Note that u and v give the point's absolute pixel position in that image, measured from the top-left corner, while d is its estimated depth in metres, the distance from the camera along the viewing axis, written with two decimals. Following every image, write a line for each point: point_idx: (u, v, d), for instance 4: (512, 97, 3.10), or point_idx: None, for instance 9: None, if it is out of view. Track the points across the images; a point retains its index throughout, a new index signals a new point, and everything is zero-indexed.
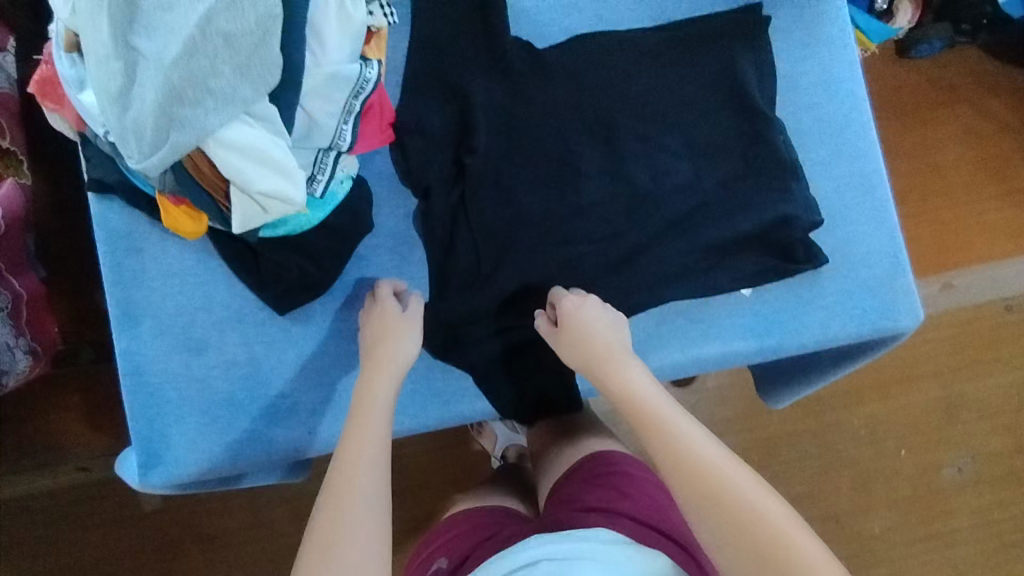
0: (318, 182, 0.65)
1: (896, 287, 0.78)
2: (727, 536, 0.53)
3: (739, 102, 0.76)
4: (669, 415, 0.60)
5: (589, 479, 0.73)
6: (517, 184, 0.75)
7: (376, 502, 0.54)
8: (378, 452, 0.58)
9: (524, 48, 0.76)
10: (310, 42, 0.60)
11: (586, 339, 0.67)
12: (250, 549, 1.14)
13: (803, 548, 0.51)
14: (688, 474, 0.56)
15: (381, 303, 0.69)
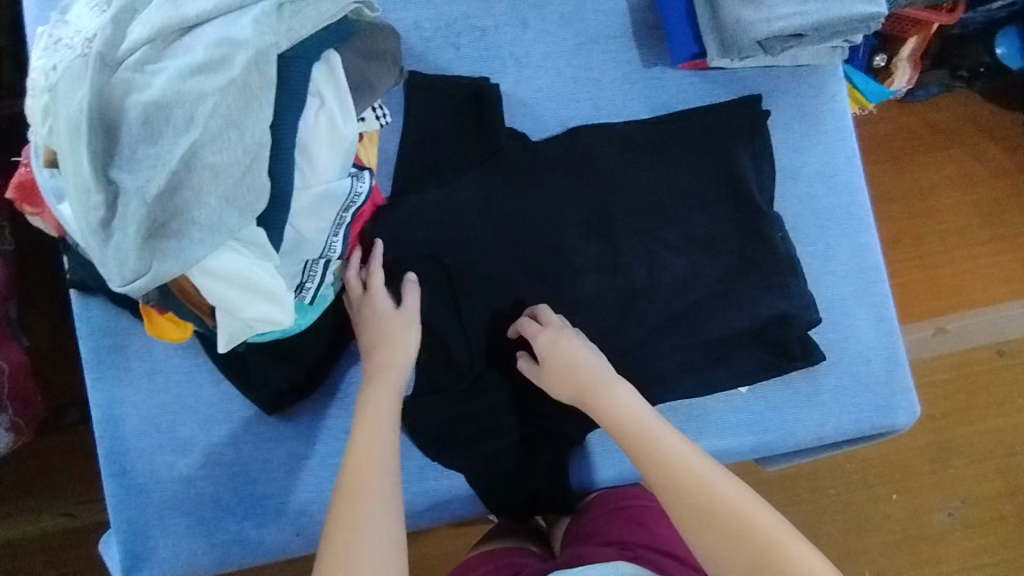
0: (307, 289, 0.65)
1: (895, 385, 0.77)
2: (726, 549, 0.52)
3: (737, 197, 0.75)
4: (658, 435, 0.59)
5: (603, 516, 0.72)
6: (511, 279, 0.74)
7: (387, 504, 0.55)
8: (389, 464, 0.58)
9: (519, 141, 0.74)
10: (300, 161, 0.58)
11: (570, 369, 0.66)
12: None
13: (800, 554, 0.50)
14: (684, 490, 0.56)
15: (374, 302, 0.67)
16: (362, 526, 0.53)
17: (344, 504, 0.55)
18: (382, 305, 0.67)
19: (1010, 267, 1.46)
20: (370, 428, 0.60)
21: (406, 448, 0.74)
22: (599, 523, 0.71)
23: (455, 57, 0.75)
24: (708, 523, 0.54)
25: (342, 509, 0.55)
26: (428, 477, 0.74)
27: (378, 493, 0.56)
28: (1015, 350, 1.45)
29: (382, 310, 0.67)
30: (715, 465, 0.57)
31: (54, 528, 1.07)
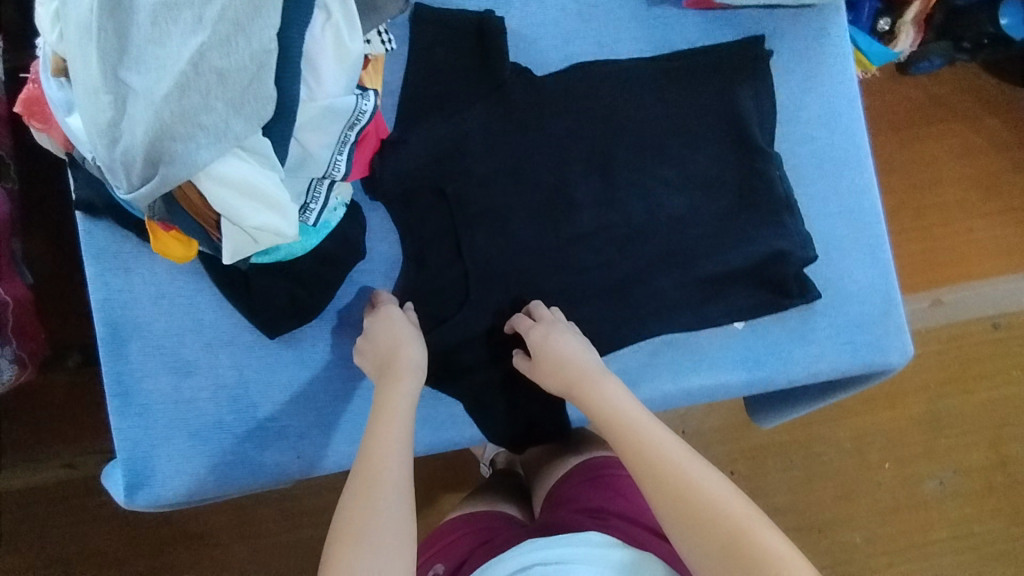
0: (311, 210, 0.65)
1: (889, 324, 0.78)
2: (697, 538, 0.53)
3: (737, 137, 0.76)
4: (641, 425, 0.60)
5: (585, 483, 0.75)
6: (513, 214, 0.75)
7: (400, 502, 0.56)
8: (400, 451, 0.59)
9: (523, 75, 0.75)
10: (306, 74, 0.59)
11: (559, 363, 0.66)
12: (238, 549, 1.12)
13: (766, 544, 0.51)
14: (661, 480, 0.56)
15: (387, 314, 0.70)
16: (372, 510, 0.55)
17: (354, 489, 0.57)
18: (404, 321, 0.69)
19: (1009, 241, 1.47)
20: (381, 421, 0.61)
21: None
22: (581, 490, 0.75)
23: None
24: (682, 514, 0.54)
25: (351, 493, 0.56)
26: (426, 407, 0.75)
27: (387, 488, 0.57)
28: (1011, 323, 1.46)
29: (404, 326, 0.69)
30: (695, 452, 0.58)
31: (57, 479, 1.09)
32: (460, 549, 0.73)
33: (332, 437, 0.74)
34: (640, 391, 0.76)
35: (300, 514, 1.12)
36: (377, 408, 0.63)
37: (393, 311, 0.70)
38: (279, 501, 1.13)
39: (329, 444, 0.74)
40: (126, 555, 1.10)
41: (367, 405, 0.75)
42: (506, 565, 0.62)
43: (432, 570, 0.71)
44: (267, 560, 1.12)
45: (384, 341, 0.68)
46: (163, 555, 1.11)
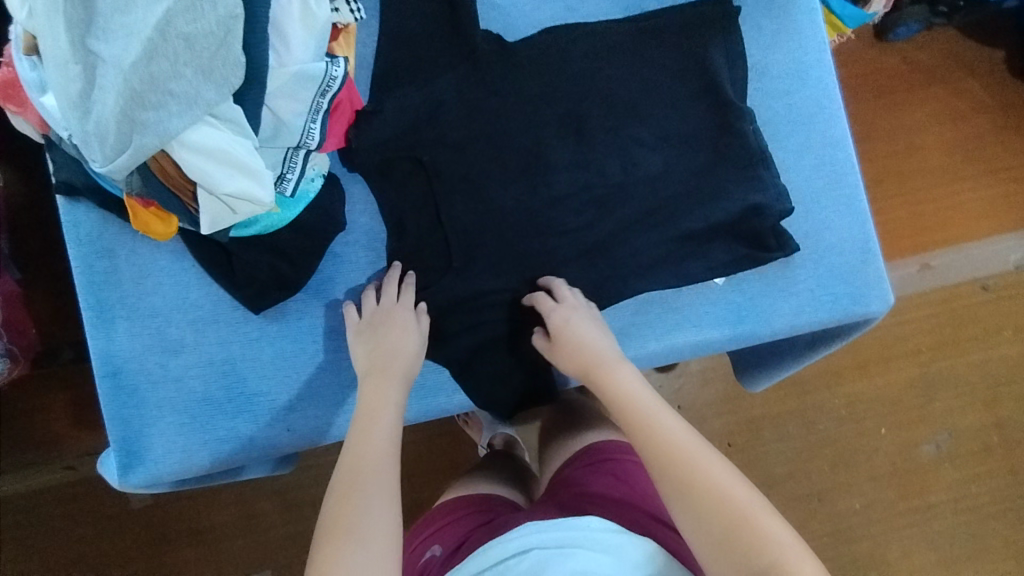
0: (288, 181, 0.66)
1: (869, 273, 0.79)
2: (699, 522, 0.53)
3: (710, 92, 0.77)
4: (649, 414, 0.61)
5: (589, 469, 0.75)
6: (490, 179, 0.75)
7: (382, 494, 0.56)
8: (387, 448, 0.60)
9: (494, 41, 0.75)
10: (274, 41, 0.59)
11: (579, 346, 0.68)
12: (240, 542, 1.12)
13: (768, 530, 0.51)
14: (668, 462, 0.56)
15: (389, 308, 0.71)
16: (359, 501, 0.55)
17: (344, 482, 0.57)
18: (412, 322, 0.70)
19: (994, 203, 1.48)
20: (372, 421, 0.62)
21: None
22: (585, 475, 0.74)
23: None
24: (686, 496, 0.54)
25: (341, 487, 0.56)
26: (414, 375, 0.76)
27: (372, 481, 0.56)
28: (999, 284, 1.47)
29: (410, 326, 0.70)
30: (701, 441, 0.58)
31: (58, 481, 1.09)
32: (457, 530, 0.73)
33: (320, 408, 0.74)
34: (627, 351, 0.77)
35: (300, 503, 1.13)
36: (365, 408, 0.64)
37: (395, 309, 0.71)
38: (278, 492, 1.13)
39: (318, 416, 0.74)
40: (129, 553, 1.11)
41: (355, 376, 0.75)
42: (503, 546, 0.59)
43: (428, 551, 0.71)
44: (270, 551, 1.12)
45: (387, 338, 0.69)
46: (166, 552, 1.11)
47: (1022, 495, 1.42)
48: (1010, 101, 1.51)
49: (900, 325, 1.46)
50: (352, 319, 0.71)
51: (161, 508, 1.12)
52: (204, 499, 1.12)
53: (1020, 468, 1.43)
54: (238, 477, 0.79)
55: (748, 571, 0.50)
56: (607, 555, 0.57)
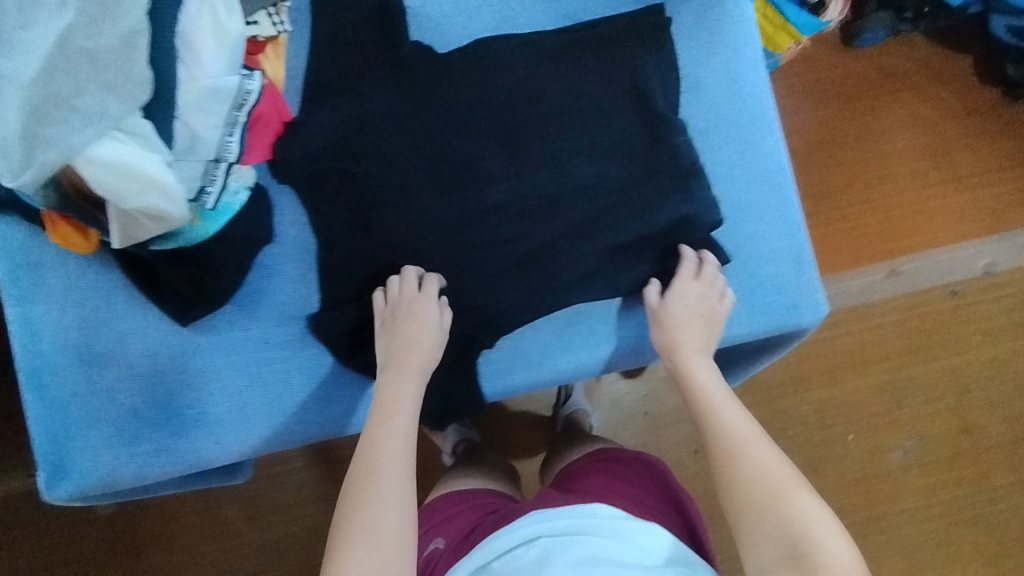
0: (209, 194, 0.65)
1: (802, 283, 0.80)
2: (738, 494, 0.62)
3: (641, 102, 0.77)
4: (716, 402, 0.69)
5: (596, 465, 0.86)
6: (422, 190, 0.75)
7: (398, 490, 0.62)
8: (403, 447, 0.65)
9: (424, 52, 0.76)
10: (183, 55, 0.59)
11: (677, 326, 0.75)
12: (206, 550, 1.14)
13: (802, 511, 0.58)
14: (725, 442, 0.65)
15: (413, 301, 0.71)
16: (374, 501, 0.60)
17: (358, 482, 0.62)
18: (432, 317, 0.71)
19: (963, 208, 1.47)
20: (386, 418, 0.66)
21: (323, 358, 0.75)
22: (589, 471, 0.85)
23: None
24: (736, 470, 0.63)
25: (356, 489, 0.62)
26: (343, 387, 0.76)
27: (393, 475, 0.62)
28: (968, 290, 1.45)
29: (428, 322, 0.71)
30: (757, 433, 0.66)
31: (25, 488, 1.12)
32: (460, 524, 0.78)
33: (248, 421, 0.75)
34: (558, 362, 0.79)
35: (265, 510, 1.15)
36: (383, 399, 0.68)
37: (418, 302, 0.71)
38: (241, 500, 1.15)
39: (246, 428, 0.75)
40: (100, 560, 1.13)
41: (285, 389, 0.75)
42: (510, 537, 0.68)
43: (432, 542, 0.76)
44: (235, 559, 1.14)
45: (408, 334, 0.71)
46: (136, 560, 1.13)
47: (994, 503, 1.40)
48: (980, 106, 1.50)
49: (871, 331, 1.43)
50: (378, 308, 0.72)
51: (130, 516, 1.14)
52: (171, 506, 1.15)
53: (991, 474, 1.41)
54: (176, 487, 0.80)
55: (772, 540, 0.58)
56: (615, 539, 0.65)
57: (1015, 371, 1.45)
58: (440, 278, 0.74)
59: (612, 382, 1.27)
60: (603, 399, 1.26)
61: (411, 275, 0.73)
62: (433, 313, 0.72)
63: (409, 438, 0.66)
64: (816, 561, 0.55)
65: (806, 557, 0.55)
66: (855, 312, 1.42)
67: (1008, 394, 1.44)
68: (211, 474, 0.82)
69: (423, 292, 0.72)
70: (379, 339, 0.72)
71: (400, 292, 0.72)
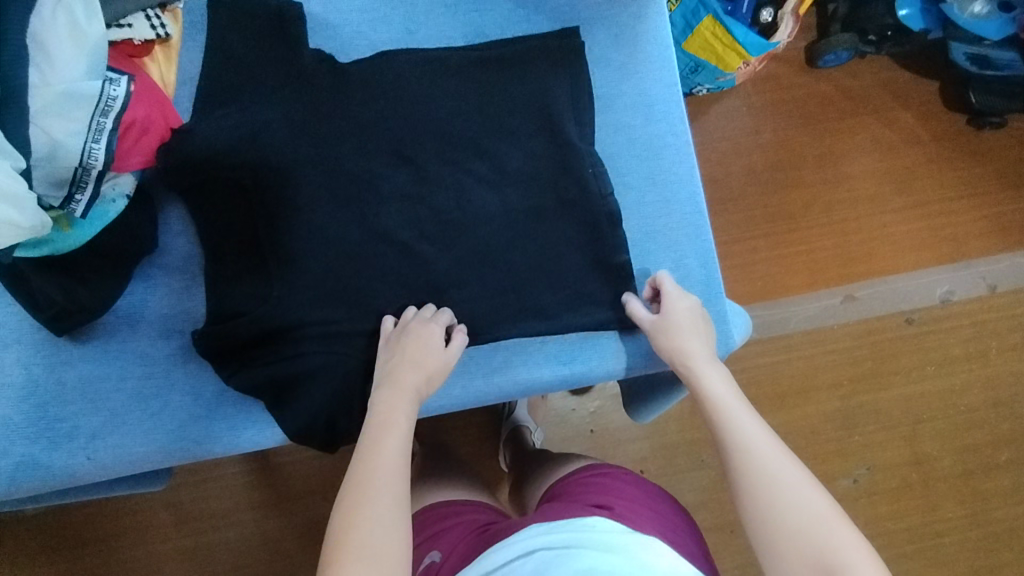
0: (78, 202, 0.63)
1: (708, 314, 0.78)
2: (764, 515, 0.54)
3: (547, 125, 0.75)
4: (733, 413, 0.62)
5: (585, 476, 0.78)
6: (312, 206, 0.71)
7: (394, 502, 0.56)
8: (397, 459, 0.59)
9: (323, 62, 0.73)
10: (36, 57, 0.57)
11: (686, 334, 0.69)
12: (133, 554, 1.08)
13: (837, 537, 0.51)
14: (745, 454, 0.58)
15: (416, 325, 0.69)
16: (366, 513, 0.54)
17: (353, 496, 0.56)
18: (436, 340, 0.69)
19: (922, 236, 1.42)
20: (383, 432, 0.61)
21: (204, 374, 0.73)
22: (575, 483, 0.77)
23: None
24: (761, 488, 0.55)
25: (350, 503, 0.55)
26: (227, 405, 0.73)
27: (386, 488, 0.56)
28: (925, 318, 1.38)
29: (431, 343, 0.68)
30: (779, 446, 0.58)
31: None
32: (456, 535, 0.72)
33: (123, 436, 0.71)
34: (449, 393, 0.75)
35: (193, 514, 1.09)
36: (377, 415, 0.63)
37: (426, 325, 0.69)
38: (155, 509, 1.09)
39: (120, 444, 0.71)
40: (25, 561, 1.07)
41: (165, 404, 0.72)
42: (505, 552, 0.61)
43: (426, 556, 0.70)
44: (160, 563, 1.08)
45: (412, 351, 0.67)
46: (61, 563, 1.07)
47: (948, 540, 1.32)
48: (945, 132, 1.45)
49: (825, 357, 1.36)
50: (386, 330, 0.71)
51: (53, 516, 1.08)
52: (87, 508, 1.08)
53: (940, 508, 1.33)
54: (61, 499, 0.78)
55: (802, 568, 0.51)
56: (614, 553, 0.58)
57: (969, 407, 1.37)
58: (449, 313, 0.72)
59: (559, 398, 1.21)
60: (547, 416, 1.19)
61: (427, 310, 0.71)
62: (455, 344, 0.70)
63: (405, 451, 0.61)
64: None
65: None
66: (810, 337, 1.36)
67: (961, 427, 1.36)
68: (121, 483, 0.78)
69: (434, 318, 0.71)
70: (380, 358, 0.69)
71: (414, 318, 0.70)
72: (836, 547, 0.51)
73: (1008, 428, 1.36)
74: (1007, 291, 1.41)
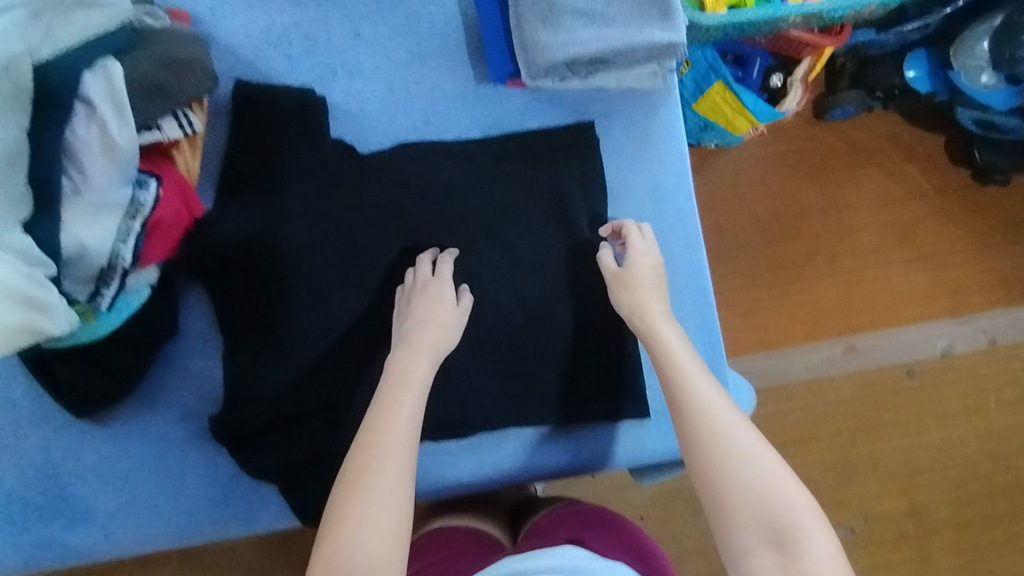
0: (104, 295, 0.64)
1: (697, 336, 0.80)
2: (717, 473, 0.57)
3: (563, 220, 0.77)
4: (688, 372, 0.63)
5: (567, 515, 0.76)
6: (335, 305, 0.74)
7: (399, 468, 0.57)
8: (406, 426, 0.60)
9: (343, 152, 0.75)
10: (70, 169, 0.57)
11: (645, 291, 0.70)
12: None
13: (781, 495, 0.55)
14: (700, 415, 0.60)
15: (425, 286, 0.70)
16: (368, 480, 0.56)
17: (356, 462, 0.58)
18: (447, 299, 0.70)
19: (926, 288, 1.41)
20: (395, 396, 0.62)
21: (219, 458, 0.74)
22: (556, 518, 0.76)
23: (286, 66, 0.76)
24: (714, 449, 0.58)
25: (355, 470, 0.57)
26: (240, 489, 0.74)
27: (392, 451, 0.58)
28: (926, 371, 1.39)
29: (440, 300, 0.70)
30: (732, 407, 0.61)
31: None
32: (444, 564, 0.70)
33: (139, 517, 0.73)
34: (450, 478, 0.76)
35: None
36: (392, 377, 0.64)
37: (432, 284, 0.70)
38: None
39: (137, 524, 0.73)
40: None
41: (180, 487, 0.73)
42: None
43: None
44: None
45: (421, 312, 0.69)
46: None
47: None
48: (949, 185, 1.43)
49: (824, 408, 1.37)
50: (399, 297, 0.72)
51: None
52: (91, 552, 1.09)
53: (934, 558, 1.34)
54: None
55: (747, 518, 0.55)
56: None
57: (967, 459, 1.37)
58: (469, 289, 0.73)
59: None
60: None
61: (446, 261, 0.73)
62: (464, 301, 0.71)
63: (416, 416, 0.61)
64: (796, 547, 0.53)
65: (789, 543, 0.53)
66: (811, 387, 1.37)
67: (956, 479, 1.37)
68: None
69: (441, 274, 0.71)
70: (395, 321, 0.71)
71: (422, 280, 0.71)
72: (779, 503, 0.55)
73: (1002, 481, 1.37)
74: (1007, 345, 1.41)
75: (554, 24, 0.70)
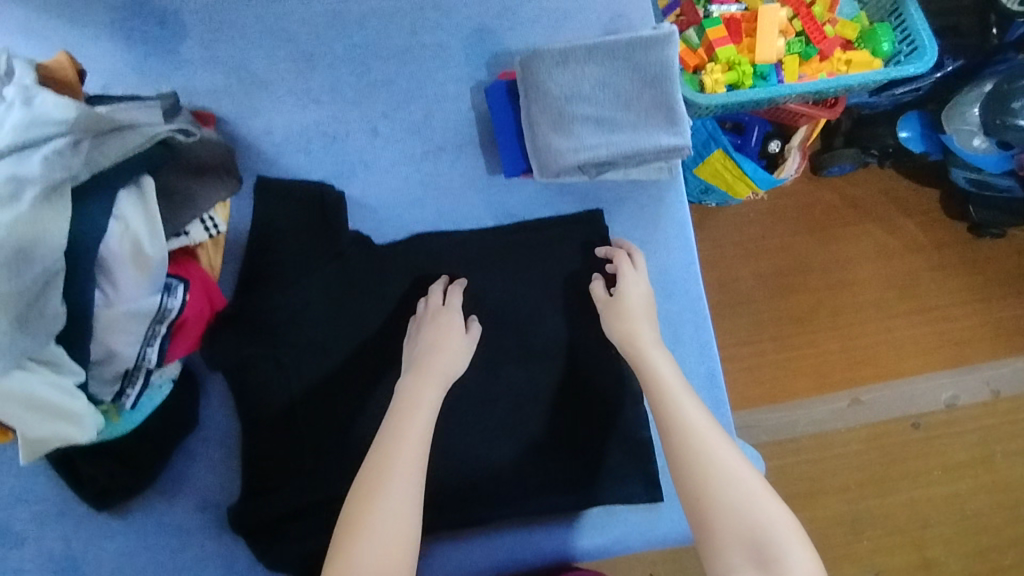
0: (128, 394, 0.66)
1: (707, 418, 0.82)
2: (702, 495, 0.58)
3: (575, 307, 0.79)
4: (675, 397, 0.64)
5: None
6: (353, 394, 0.75)
7: (409, 486, 0.58)
8: (417, 444, 0.61)
9: (361, 244, 0.78)
10: (103, 283, 0.60)
11: (637, 318, 0.72)
12: None
13: (765, 514, 0.56)
14: (687, 438, 0.61)
15: (433, 315, 0.73)
16: (380, 501, 0.56)
17: (367, 482, 0.58)
18: (456, 327, 0.72)
19: (926, 341, 1.35)
20: (405, 417, 0.63)
21: (236, 548, 0.74)
22: None
23: (306, 162, 0.79)
24: (699, 471, 0.59)
25: (365, 489, 0.57)
26: None
27: (400, 469, 0.58)
28: (933, 423, 1.32)
29: (450, 329, 0.72)
30: (717, 431, 0.62)
31: None
32: None
33: None
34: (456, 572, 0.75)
35: None
36: (400, 403, 0.65)
37: (442, 313, 0.73)
38: None
39: None
40: None
41: None
42: None
43: None
44: None
45: (431, 339, 0.71)
46: None
47: None
48: (946, 239, 1.37)
49: (830, 459, 1.31)
50: (409, 329, 0.74)
51: None
52: None
53: None
54: None
55: (731, 537, 0.55)
56: None
57: (977, 509, 1.30)
58: (477, 319, 0.75)
59: None
60: None
61: (454, 292, 0.75)
62: (472, 330, 0.73)
63: (426, 435, 0.62)
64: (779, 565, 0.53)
65: (772, 561, 0.53)
66: (817, 440, 1.30)
67: (966, 533, 1.29)
68: None
69: (450, 303, 0.74)
70: (405, 349, 0.72)
71: (430, 311, 0.73)
72: (762, 522, 0.55)
73: (1013, 534, 1.29)
74: (1012, 396, 1.33)
75: (564, 131, 0.73)
